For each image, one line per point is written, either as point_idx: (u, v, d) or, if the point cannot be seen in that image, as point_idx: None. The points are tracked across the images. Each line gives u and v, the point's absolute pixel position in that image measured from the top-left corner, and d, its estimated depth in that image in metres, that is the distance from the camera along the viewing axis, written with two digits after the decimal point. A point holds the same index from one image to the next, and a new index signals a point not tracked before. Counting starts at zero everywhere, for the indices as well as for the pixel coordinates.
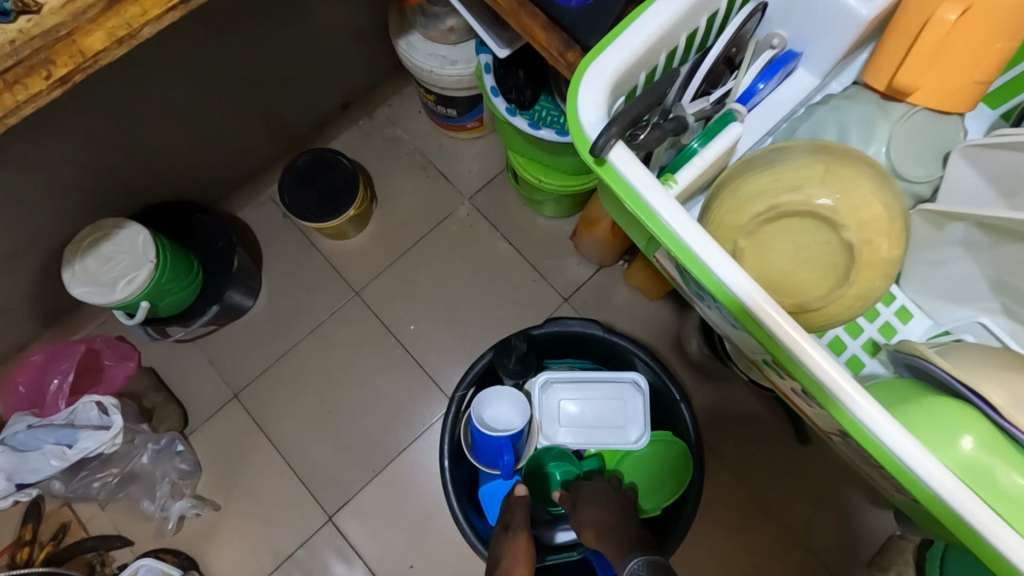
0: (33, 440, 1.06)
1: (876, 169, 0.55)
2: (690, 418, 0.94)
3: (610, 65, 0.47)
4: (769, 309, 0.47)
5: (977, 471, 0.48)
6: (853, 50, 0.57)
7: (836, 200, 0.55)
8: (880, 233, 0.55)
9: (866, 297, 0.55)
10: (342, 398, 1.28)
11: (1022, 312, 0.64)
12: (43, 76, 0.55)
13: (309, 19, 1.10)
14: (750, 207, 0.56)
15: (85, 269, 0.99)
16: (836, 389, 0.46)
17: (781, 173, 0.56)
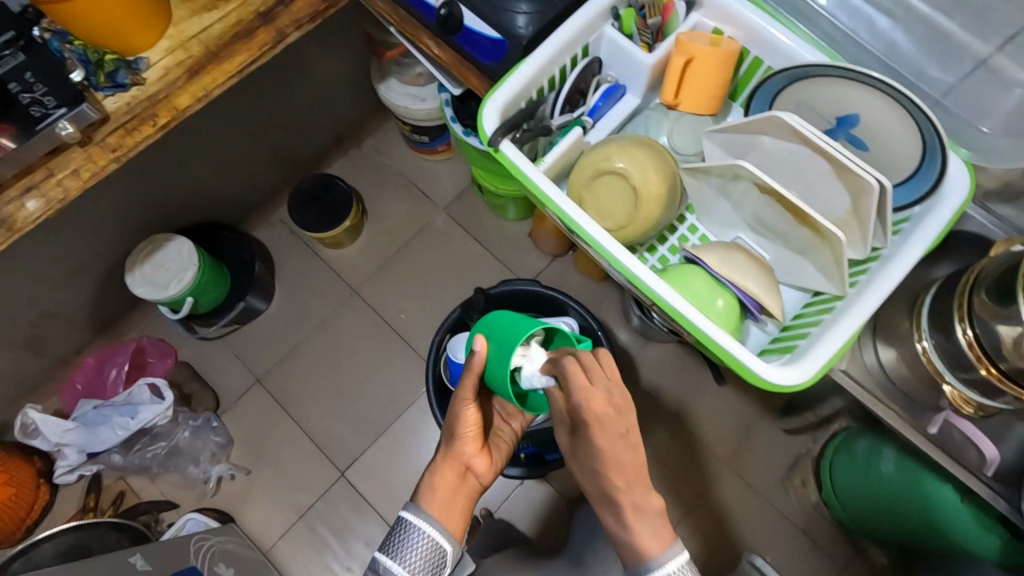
0: (101, 417, 1.30)
1: (655, 145, 0.67)
2: (607, 345, 1.21)
3: (499, 98, 0.67)
4: (593, 225, 0.64)
5: (705, 304, 0.63)
6: (661, 83, 0.75)
7: (629, 164, 0.66)
8: (656, 185, 0.66)
9: (650, 227, 0.67)
10: (348, 377, 1.55)
11: (767, 232, 0.71)
12: (152, 124, 0.84)
13: (310, 74, 1.41)
14: (580, 173, 0.68)
15: (143, 274, 1.26)
16: (643, 277, 0.61)
17: (598, 150, 0.67)
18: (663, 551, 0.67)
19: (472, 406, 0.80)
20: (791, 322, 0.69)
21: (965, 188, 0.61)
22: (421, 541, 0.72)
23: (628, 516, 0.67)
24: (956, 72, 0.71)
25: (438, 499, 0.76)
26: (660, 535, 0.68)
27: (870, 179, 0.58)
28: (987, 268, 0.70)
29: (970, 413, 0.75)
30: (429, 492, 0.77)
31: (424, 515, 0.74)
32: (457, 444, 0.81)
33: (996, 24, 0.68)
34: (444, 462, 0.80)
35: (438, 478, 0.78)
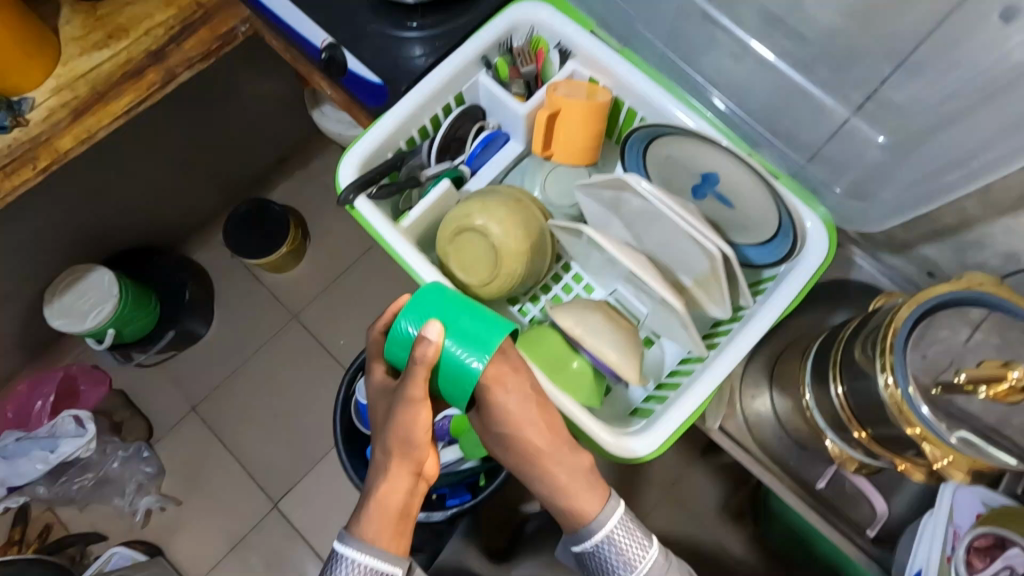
0: (21, 450, 1.28)
1: (517, 201, 0.68)
2: None
3: (358, 151, 0.66)
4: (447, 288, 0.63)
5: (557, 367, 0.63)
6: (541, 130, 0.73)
7: (488, 223, 0.66)
8: (516, 243, 0.67)
9: (516, 283, 0.68)
10: (285, 404, 1.52)
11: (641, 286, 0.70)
12: (31, 168, 0.82)
13: (241, 99, 1.39)
14: (443, 229, 0.68)
15: (61, 306, 1.25)
16: None
17: (460, 207, 0.67)
18: (601, 508, 0.57)
19: (425, 405, 0.52)
20: (663, 378, 0.68)
21: (821, 252, 0.61)
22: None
23: (556, 484, 0.56)
24: (818, 134, 0.62)
25: (381, 524, 0.52)
26: (596, 492, 0.57)
27: (711, 247, 0.60)
28: (871, 320, 0.67)
29: (851, 469, 0.72)
30: (368, 515, 0.52)
31: (365, 550, 0.51)
32: (405, 452, 0.53)
33: (856, 79, 0.58)
34: (387, 474, 0.53)
35: (381, 495, 0.52)
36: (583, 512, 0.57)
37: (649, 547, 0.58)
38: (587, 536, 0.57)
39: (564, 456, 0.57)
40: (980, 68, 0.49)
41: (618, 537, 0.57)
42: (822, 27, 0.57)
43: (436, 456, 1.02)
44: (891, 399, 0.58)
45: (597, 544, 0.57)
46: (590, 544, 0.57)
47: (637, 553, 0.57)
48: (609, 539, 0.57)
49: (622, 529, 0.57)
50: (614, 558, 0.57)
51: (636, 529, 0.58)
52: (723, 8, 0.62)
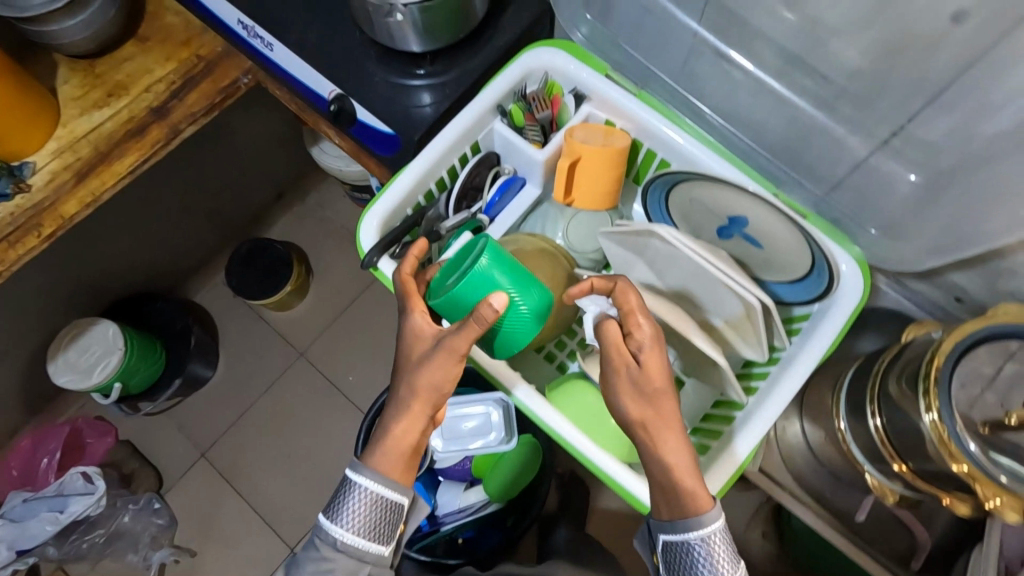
0: (30, 511, 1.23)
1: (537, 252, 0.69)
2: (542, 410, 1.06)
3: (379, 210, 0.64)
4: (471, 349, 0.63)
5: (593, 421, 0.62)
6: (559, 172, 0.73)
7: None
8: None
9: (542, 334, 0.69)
10: (296, 445, 1.49)
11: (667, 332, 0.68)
12: (36, 235, 0.80)
13: (236, 137, 1.37)
14: None
15: (65, 361, 1.22)
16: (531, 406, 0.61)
17: None
18: (708, 508, 0.52)
19: (458, 359, 0.56)
20: (697, 421, 0.69)
21: (858, 290, 0.59)
22: (369, 500, 0.57)
23: (664, 465, 0.52)
24: (838, 167, 0.61)
25: (392, 457, 0.58)
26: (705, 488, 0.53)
27: (752, 298, 0.59)
28: (908, 354, 0.66)
29: (889, 501, 0.70)
30: (382, 446, 0.59)
31: (377, 479, 0.57)
32: (422, 395, 0.58)
33: (881, 116, 0.56)
34: (402, 412, 0.59)
35: (397, 426, 0.59)
36: (693, 505, 0.52)
37: (739, 565, 0.52)
38: (682, 528, 0.52)
39: (678, 445, 0.52)
40: (1016, 108, 0.47)
41: (715, 542, 0.51)
42: (840, 68, 0.56)
43: (460, 499, 1.02)
44: (934, 432, 0.57)
45: (693, 540, 0.52)
46: (685, 537, 0.52)
47: (727, 565, 0.52)
48: (706, 541, 0.51)
49: (720, 542, 0.52)
50: (702, 562, 0.52)
51: (731, 545, 0.53)
52: (737, 44, 0.60)
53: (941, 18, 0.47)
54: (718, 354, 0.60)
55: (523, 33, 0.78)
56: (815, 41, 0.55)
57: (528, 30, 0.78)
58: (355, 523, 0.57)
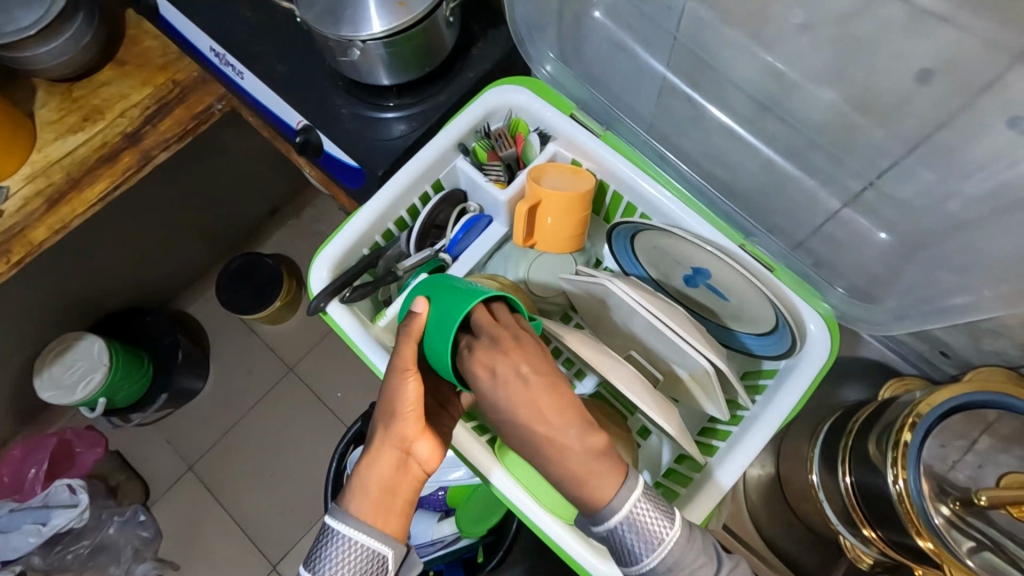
0: (13, 522, 1.24)
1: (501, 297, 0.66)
2: None
3: (330, 252, 0.63)
4: None
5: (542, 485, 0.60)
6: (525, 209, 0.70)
7: None
8: None
9: None
10: (281, 461, 1.49)
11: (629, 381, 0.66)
12: (4, 262, 0.80)
13: (228, 154, 1.37)
14: None
15: (51, 376, 1.24)
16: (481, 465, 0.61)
17: None
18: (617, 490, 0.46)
19: (411, 375, 0.50)
20: (659, 476, 0.64)
21: (825, 352, 0.58)
22: (347, 551, 0.48)
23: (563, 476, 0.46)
24: (803, 227, 0.59)
25: (366, 499, 0.49)
26: (610, 472, 0.46)
27: (705, 361, 0.56)
28: (885, 414, 0.62)
29: (864, 565, 0.67)
30: (357, 488, 0.49)
31: (354, 524, 0.48)
32: (392, 425, 0.50)
33: (852, 169, 0.53)
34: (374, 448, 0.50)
35: (370, 464, 0.50)
36: (593, 497, 0.46)
37: (673, 520, 0.47)
38: (603, 518, 0.47)
39: (569, 438, 0.46)
40: (989, 174, 0.44)
41: (639, 513, 0.46)
42: (809, 119, 0.53)
43: (433, 530, 1.00)
44: (901, 504, 0.54)
45: (618, 524, 0.46)
46: (609, 524, 0.47)
47: (660, 526, 0.47)
48: (630, 518, 0.46)
49: (646, 509, 0.47)
50: (634, 539, 0.47)
51: (662, 504, 0.48)
52: (705, 89, 0.58)
53: (905, 76, 0.44)
54: (670, 421, 0.56)
55: (497, 65, 0.76)
56: (782, 91, 0.53)
57: (501, 63, 0.77)
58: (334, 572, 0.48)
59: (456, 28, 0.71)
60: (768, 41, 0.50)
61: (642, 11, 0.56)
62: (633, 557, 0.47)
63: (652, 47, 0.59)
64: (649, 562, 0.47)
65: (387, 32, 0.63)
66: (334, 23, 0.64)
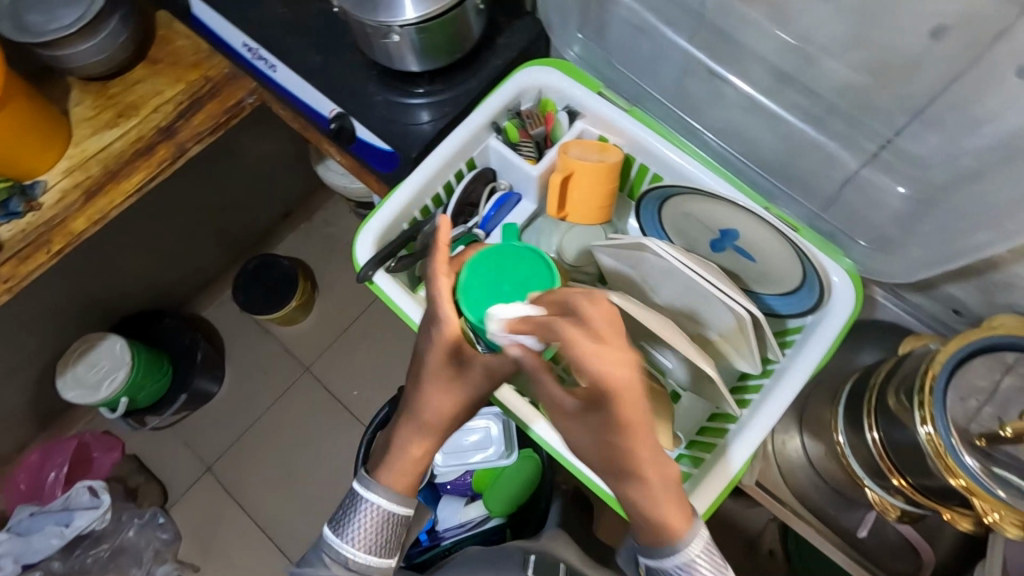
0: (35, 525, 1.24)
1: None
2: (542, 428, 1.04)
3: (375, 224, 0.66)
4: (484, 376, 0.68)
5: None
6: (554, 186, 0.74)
7: None
8: None
9: None
10: (298, 459, 1.50)
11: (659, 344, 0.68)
12: (45, 251, 0.83)
13: (244, 156, 1.39)
14: None
15: (74, 376, 1.25)
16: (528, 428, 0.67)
17: None
18: (685, 530, 0.50)
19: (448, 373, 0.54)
20: (693, 434, 0.68)
21: (850, 304, 0.61)
22: (374, 516, 0.60)
23: (632, 503, 0.48)
24: (825, 189, 0.63)
25: (398, 476, 0.60)
26: (680, 513, 0.49)
27: (739, 311, 0.59)
28: (905, 365, 0.66)
29: (892, 517, 0.69)
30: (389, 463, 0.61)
31: (382, 495, 0.60)
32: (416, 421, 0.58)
33: (869, 130, 0.57)
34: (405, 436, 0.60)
35: (406, 442, 0.59)
36: (669, 531, 0.50)
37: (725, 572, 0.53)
38: (661, 554, 0.51)
39: (648, 487, 0.46)
40: (1002, 121, 0.47)
41: (698, 567, 0.51)
42: (829, 84, 0.56)
43: (461, 513, 1.03)
44: (930, 445, 0.57)
45: (675, 567, 0.51)
46: (665, 564, 0.52)
47: None
48: (688, 565, 0.51)
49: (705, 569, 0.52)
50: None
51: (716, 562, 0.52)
52: (726, 63, 0.61)
53: (921, 34, 0.48)
54: (710, 367, 0.59)
55: (521, 52, 0.80)
56: (801, 59, 0.56)
57: (525, 49, 0.80)
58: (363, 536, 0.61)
59: (483, 17, 0.75)
60: (791, 9, 0.53)
61: None
62: None
63: (675, 24, 0.62)
64: None
65: (420, 18, 0.67)
66: (372, 9, 0.67)
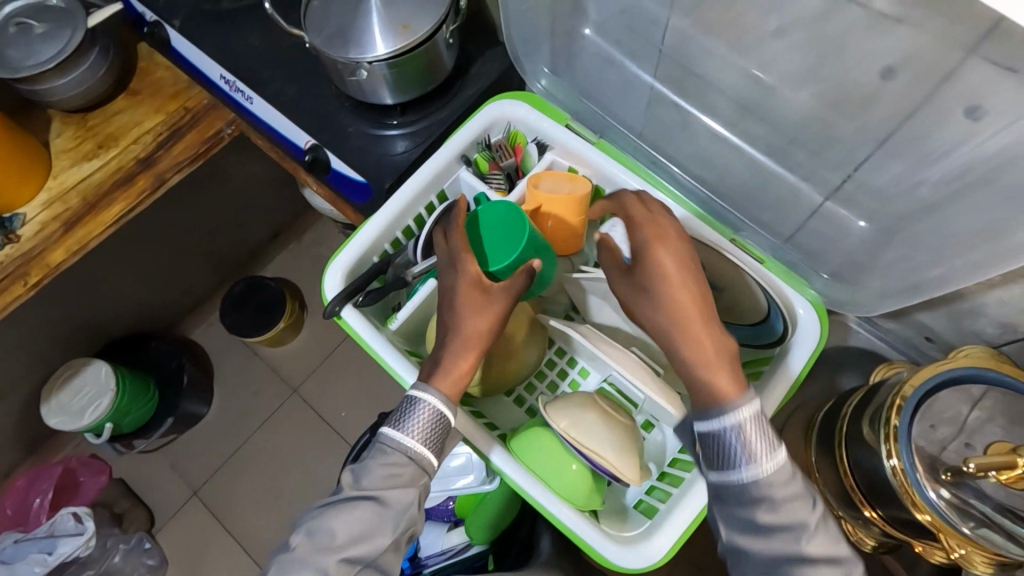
0: (19, 552, 1.22)
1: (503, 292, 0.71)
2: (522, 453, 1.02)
3: (343, 259, 0.67)
4: None
5: (551, 474, 0.61)
6: None
7: None
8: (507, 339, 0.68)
9: (511, 382, 0.70)
10: (286, 483, 1.49)
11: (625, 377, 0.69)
12: (23, 284, 0.84)
13: (231, 179, 1.40)
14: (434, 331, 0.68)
15: (58, 403, 1.25)
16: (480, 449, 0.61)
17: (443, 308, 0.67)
18: (739, 396, 0.51)
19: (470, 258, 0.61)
20: (665, 465, 0.67)
21: (813, 338, 0.61)
22: (427, 420, 0.57)
23: (690, 368, 0.53)
24: (790, 220, 0.63)
25: (451, 377, 0.58)
26: (735, 377, 0.52)
27: None
28: (877, 395, 0.65)
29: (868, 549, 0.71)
30: (437, 364, 0.59)
31: (438, 399, 0.57)
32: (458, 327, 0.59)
33: (831, 163, 0.57)
34: (450, 345, 0.59)
35: (454, 359, 0.59)
36: (719, 394, 0.52)
37: (779, 447, 0.50)
38: (717, 416, 0.51)
39: (700, 339, 0.54)
40: (956, 157, 0.47)
41: (747, 428, 0.50)
42: (790, 116, 0.56)
43: (443, 539, 1.02)
44: (897, 479, 0.58)
45: (724, 428, 0.51)
46: (715, 425, 0.51)
47: (764, 453, 0.50)
48: (738, 426, 0.50)
49: (781, 486, 0.50)
50: (737, 450, 0.50)
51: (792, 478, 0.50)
52: (690, 95, 0.62)
53: (871, 73, 0.48)
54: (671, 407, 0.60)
55: (494, 82, 0.80)
56: (761, 93, 0.57)
57: (498, 80, 0.81)
58: (421, 435, 0.57)
59: (454, 49, 0.76)
60: (748, 45, 0.54)
61: (628, 26, 0.61)
62: (727, 467, 0.51)
63: (640, 57, 0.63)
64: (744, 475, 0.50)
65: (391, 54, 0.68)
66: (343, 46, 0.68)
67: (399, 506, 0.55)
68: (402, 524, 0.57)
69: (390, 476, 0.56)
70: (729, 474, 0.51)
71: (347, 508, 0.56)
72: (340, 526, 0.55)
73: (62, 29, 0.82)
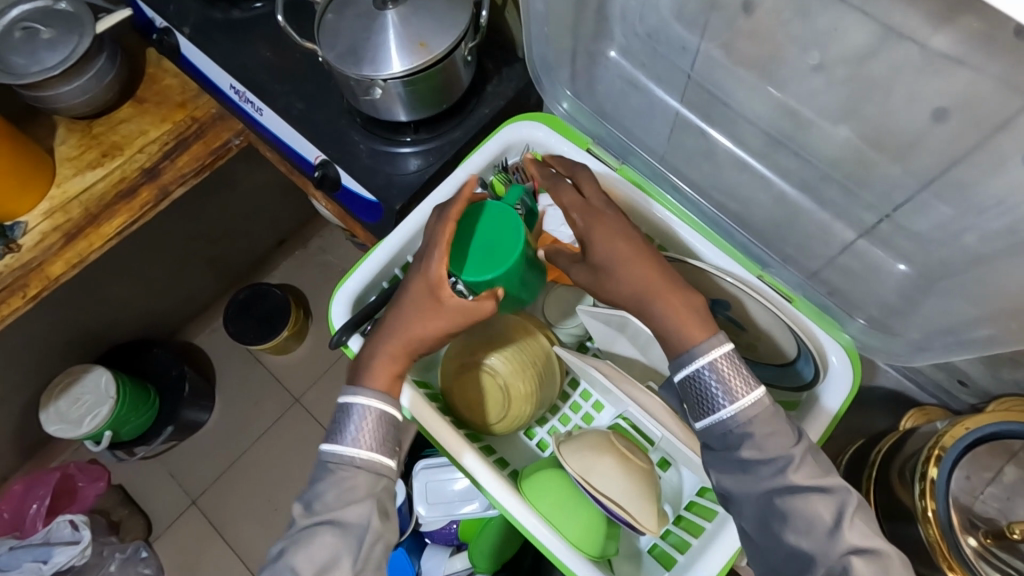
0: (13, 560, 1.18)
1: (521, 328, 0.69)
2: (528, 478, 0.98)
3: (351, 287, 0.64)
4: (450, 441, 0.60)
5: (562, 519, 0.58)
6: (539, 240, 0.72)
7: (495, 360, 0.67)
8: (521, 378, 0.66)
9: (523, 422, 0.67)
10: (285, 495, 1.46)
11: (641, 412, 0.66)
12: (21, 296, 0.81)
13: (238, 186, 1.38)
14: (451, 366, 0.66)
15: (57, 410, 1.24)
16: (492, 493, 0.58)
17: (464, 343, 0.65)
18: (707, 336, 0.53)
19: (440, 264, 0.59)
20: (681, 509, 0.64)
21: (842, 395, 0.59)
22: (368, 419, 0.55)
23: (654, 319, 0.55)
24: (819, 257, 0.60)
25: (384, 374, 0.56)
26: (702, 321, 0.54)
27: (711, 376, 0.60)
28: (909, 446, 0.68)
29: None
30: (369, 364, 0.57)
31: (372, 396, 0.55)
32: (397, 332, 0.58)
33: (866, 203, 0.54)
34: (384, 343, 0.58)
35: (381, 358, 0.57)
36: (686, 340, 0.53)
37: (757, 384, 0.51)
38: (687, 362, 0.53)
39: (673, 299, 0.55)
40: (1004, 211, 0.44)
41: (722, 365, 0.52)
42: (825, 152, 0.53)
43: (445, 565, 0.98)
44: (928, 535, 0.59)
45: (699, 370, 0.52)
46: (692, 368, 0.52)
47: (741, 387, 0.51)
48: (713, 365, 0.52)
49: (802, 479, 0.49)
50: (717, 389, 0.52)
51: (815, 471, 0.50)
52: (717, 123, 0.59)
53: (921, 114, 0.44)
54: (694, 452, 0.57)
55: (510, 102, 0.78)
56: (796, 126, 0.53)
57: (514, 99, 0.78)
58: (368, 443, 0.54)
59: (472, 66, 0.73)
60: (783, 79, 0.51)
61: (657, 50, 0.58)
62: (711, 408, 0.52)
63: (666, 83, 0.60)
64: (726, 411, 0.51)
65: (407, 72, 0.65)
66: (356, 63, 0.65)
67: (357, 520, 0.52)
68: (368, 536, 0.53)
69: (343, 493, 0.52)
70: (712, 416, 0.52)
71: (306, 539, 0.51)
72: (301, 560, 0.50)
73: (68, 35, 0.79)
